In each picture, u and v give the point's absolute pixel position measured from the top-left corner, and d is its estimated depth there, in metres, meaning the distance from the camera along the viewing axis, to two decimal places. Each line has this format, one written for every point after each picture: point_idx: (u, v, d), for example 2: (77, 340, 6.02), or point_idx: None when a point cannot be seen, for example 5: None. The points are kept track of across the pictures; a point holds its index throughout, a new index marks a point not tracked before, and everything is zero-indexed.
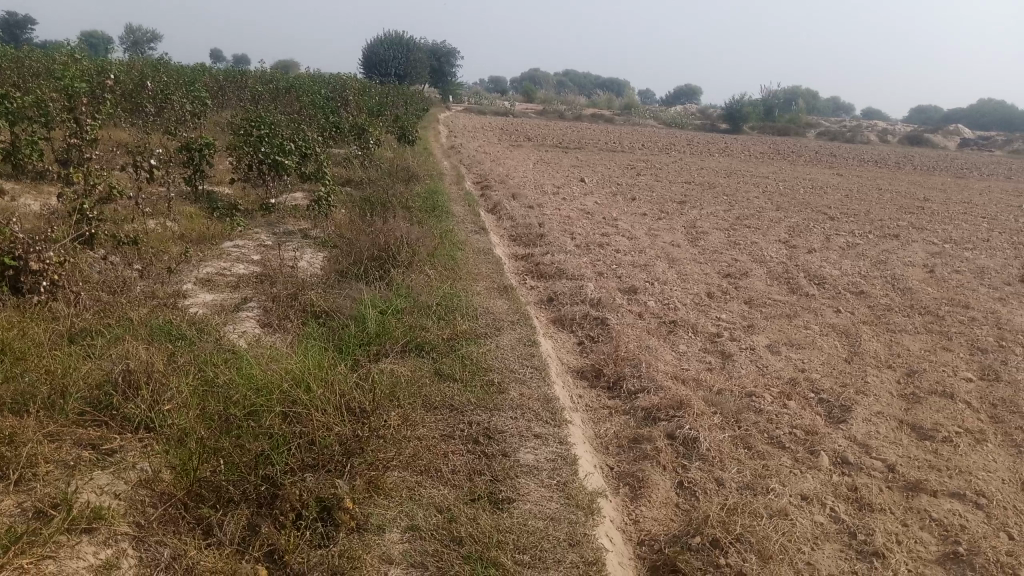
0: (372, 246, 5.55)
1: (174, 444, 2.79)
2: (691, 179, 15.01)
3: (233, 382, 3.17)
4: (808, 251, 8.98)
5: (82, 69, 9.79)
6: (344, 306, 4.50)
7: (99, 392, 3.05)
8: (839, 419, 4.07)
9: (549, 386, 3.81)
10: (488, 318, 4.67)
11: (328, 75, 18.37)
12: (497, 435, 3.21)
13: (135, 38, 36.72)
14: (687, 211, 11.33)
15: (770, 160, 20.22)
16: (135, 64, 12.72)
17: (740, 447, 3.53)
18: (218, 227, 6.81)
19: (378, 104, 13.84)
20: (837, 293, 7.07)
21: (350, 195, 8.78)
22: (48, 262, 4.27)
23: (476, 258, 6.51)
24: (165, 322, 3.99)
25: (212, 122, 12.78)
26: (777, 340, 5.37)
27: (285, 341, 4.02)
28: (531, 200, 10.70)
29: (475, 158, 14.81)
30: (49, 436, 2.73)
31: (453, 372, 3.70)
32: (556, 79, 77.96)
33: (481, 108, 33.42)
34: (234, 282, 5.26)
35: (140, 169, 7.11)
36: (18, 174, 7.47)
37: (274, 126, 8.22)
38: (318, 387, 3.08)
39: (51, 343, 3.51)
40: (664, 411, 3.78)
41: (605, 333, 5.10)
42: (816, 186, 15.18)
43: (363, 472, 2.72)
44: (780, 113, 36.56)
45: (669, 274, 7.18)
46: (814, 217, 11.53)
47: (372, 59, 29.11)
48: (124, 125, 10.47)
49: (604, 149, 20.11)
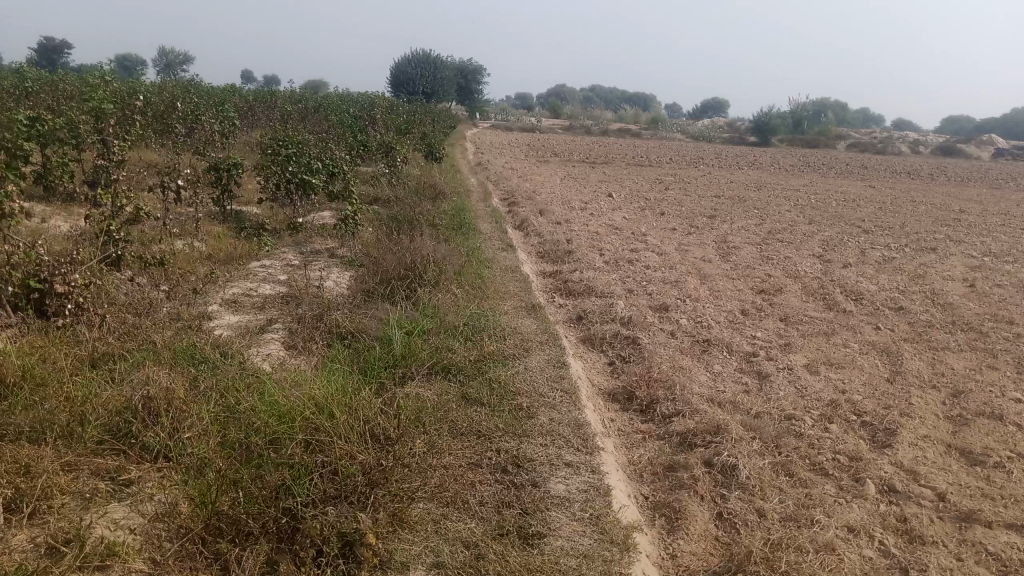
0: (398, 265, 5.46)
1: (192, 474, 2.70)
2: (721, 193, 14.83)
3: (255, 408, 3.08)
4: (843, 266, 8.78)
5: (114, 91, 9.88)
6: (370, 327, 4.42)
7: (119, 418, 2.98)
8: (884, 443, 3.89)
9: (579, 411, 3.68)
10: (516, 339, 4.56)
11: (357, 94, 18.47)
12: (526, 464, 3.09)
13: (168, 59, 37.47)
14: (718, 225, 11.17)
15: (801, 172, 19.95)
16: (166, 85, 12.85)
17: (781, 475, 3.38)
18: (245, 246, 6.78)
19: (406, 121, 13.85)
20: (875, 309, 6.87)
21: (377, 212, 8.74)
22: (74, 284, 4.24)
23: (504, 275, 6.41)
24: (189, 345, 3.92)
25: (241, 141, 12.86)
26: (815, 360, 5.20)
27: (310, 364, 3.94)
28: (558, 216, 10.60)
29: (502, 175, 14.76)
30: (66, 466, 2.66)
31: (481, 396, 3.58)
32: (582, 95, 78.06)
33: (508, 125, 33.42)
34: (260, 303, 5.20)
35: (168, 189, 7.12)
36: (49, 196, 7.52)
37: (301, 144, 8.21)
38: (342, 413, 2.99)
39: (73, 368, 3.45)
40: (700, 436, 3.63)
41: (637, 353, 4.97)
42: (849, 199, 14.93)
43: (387, 503, 2.61)
44: (810, 126, 36.19)
45: (701, 291, 7.03)
46: (848, 231, 11.31)
47: (400, 78, 29.26)
48: (154, 146, 10.55)
49: (632, 164, 19.99)
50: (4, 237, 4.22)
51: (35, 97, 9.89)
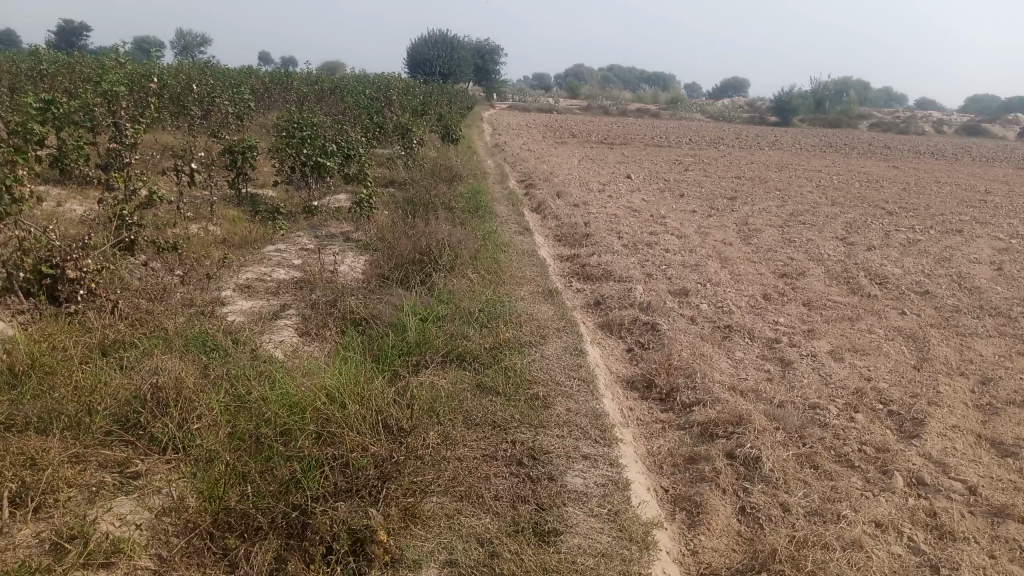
0: (413, 250, 5.38)
1: (201, 466, 2.64)
2: (742, 174, 14.62)
3: (266, 398, 3.01)
4: (867, 248, 8.60)
5: (129, 73, 9.82)
6: (384, 313, 4.34)
7: (128, 408, 2.92)
8: (911, 433, 3.78)
9: (597, 400, 3.59)
10: (533, 325, 4.47)
11: (373, 76, 18.36)
12: (543, 457, 3.00)
13: (185, 42, 37.53)
14: (738, 207, 11.00)
15: (822, 153, 19.65)
16: (182, 67, 12.78)
17: (805, 467, 3.28)
18: (259, 230, 6.73)
19: (422, 103, 13.74)
20: (900, 293, 6.72)
21: (393, 195, 8.66)
22: (85, 270, 4.18)
23: (520, 260, 6.31)
24: (200, 332, 3.85)
25: (257, 123, 12.80)
26: (840, 346, 5.07)
27: (323, 351, 3.87)
28: (576, 198, 10.48)
29: (519, 156, 14.63)
30: (72, 457, 2.60)
31: (496, 386, 3.50)
32: (601, 75, 77.40)
33: (526, 105, 33.19)
34: (274, 288, 5.14)
35: (182, 173, 7.06)
36: (65, 180, 7.48)
37: (316, 126, 8.12)
38: (353, 404, 2.91)
39: (83, 355, 3.40)
40: (722, 426, 3.54)
41: (656, 340, 4.86)
42: (872, 180, 14.67)
43: (400, 498, 2.53)
44: (831, 105, 35.69)
45: (722, 275, 6.90)
46: (872, 213, 11.10)
47: (417, 59, 29.11)
48: (170, 128, 10.50)
49: (651, 144, 19.78)
50: (15, 222, 4.17)
51: (51, 81, 9.86)
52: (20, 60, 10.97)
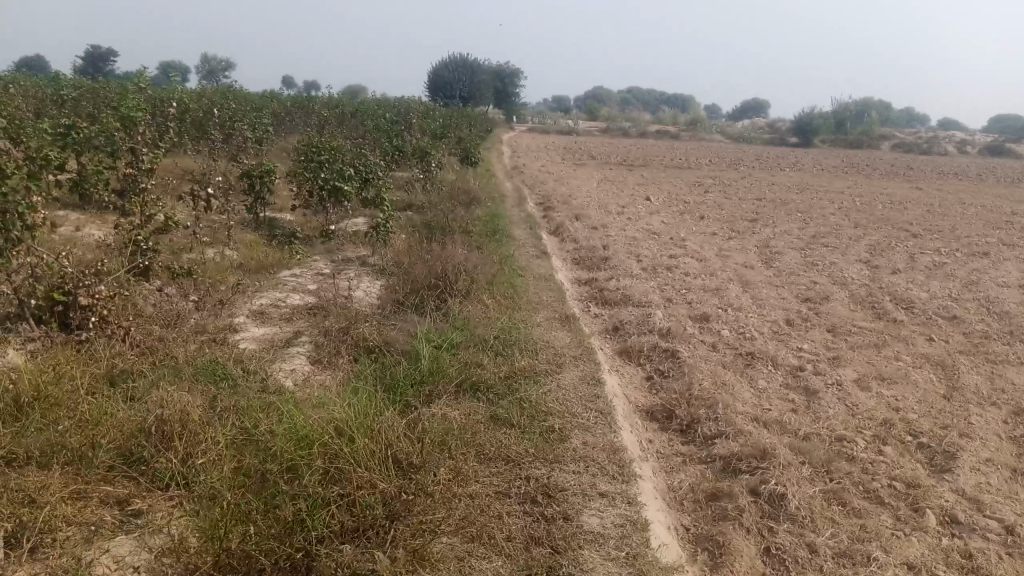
0: (428, 274, 5.30)
1: (204, 504, 2.55)
2: (763, 196, 14.48)
3: (274, 431, 2.92)
4: (892, 272, 8.44)
5: (150, 99, 9.87)
6: (398, 340, 4.26)
7: (132, 441, 2.84)
8: (943, 468, 3.64)
9: (615, 433, 3.48)
10: (549, 354, 4.37)
11: (393, 99, 18.43)
12: (558, 494, 2.89)
13: (209, 66, 38.04)
14: (759, 229, 10.87)
15: (844, 174, 19.47)
16: (204, 92, 12.88)
17: (833, 505, 3.15)
18: (276, 254, 6.69)
19: (441, 126, 13.74)
20: (927, 318, 6.56)
21: (410, 219, 8.61)
22: (98, 296, 4.06)
23: (538, 285, 6.22)
24: (211, 362, 3.78)
25: (277, 147, 12.84)
26: (866, 374, 4.93)
27: (335, 380, 3.79)
28: (594, 221, 10.39)
29: (538, 178, 14.58)
30: (73, 494, 2.52)
31: (511, 417, 3.40)
32: (621, 96, 77.51)
33: (545, 127, 33.22)
34: (288, 314, 5.07)
35: (199, 197, 7.04)
36: (83, 205, 7.49)
37: (334, 150, 8.09)
38: (362, 438, 2.82)
39: (90, 386, 3.33)
40: (745, 461, 3.41)
41: (676, 368, 4.75)
42: (896, 201, 14.49)
43: (408, 539, 2.42)
44: (853, 125, 35.45)
45: (744, 300, 6.77)
46: (896, 235, 10.93)
47: (437, 82, 29.24)
48: (190, 153, 10.54)
49: (671, 166, 19.69)
50: (28, 249, 4.13)
51: (73, 106, 9.92)
52: (44, 86, 11.08)
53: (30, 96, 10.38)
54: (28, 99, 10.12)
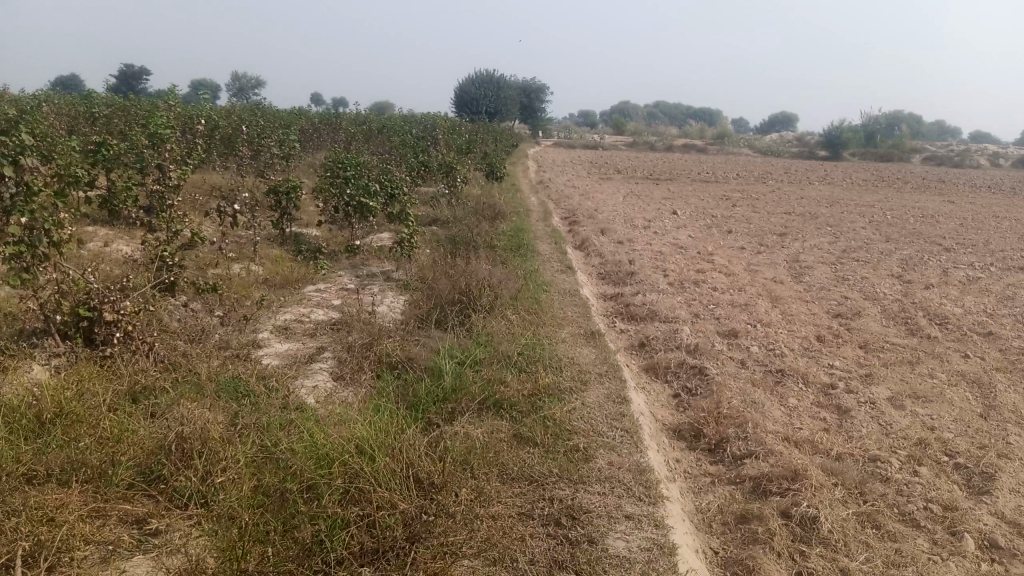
0: (452, 290, 5.27)
1: (222, 523, 2.51)
2: (791, 210, 14.33)
3: (294, 449, 2.88)
4: (925, 287, 8.28)
5: (179, 116, 9.98)
6: (420, 356, 4.22)
7: (152, 459, 2.81)
8: (981, 489, 3.52)
9: (641, 453, 3.40)
10: (574, 370, 4.30)
11: (419, 115, 18.53)
12: (582, 516, 2.82)
13: (239, 84, 38.61)
14: (788, 243, 10.74)
15: (873, 187, 19.23)
16: (233, 109, 13.01)
17: (866, 528, 3.05)
18: (302, 269, 6.70)
19: (467, 141, 13.77)
20: (962, 335, 6.41)
21: (436, 233, 8.60)
22: (123, 312, 4.04)
23: (562, 300, 6.16)
24: (233, 378, 3.75)
25: (305, 163, 12.93)
26: (900, 392, 4.81)
27: (357, 396, 3.75)
28: (621, 235, 10.31)
29: (564, 193, 14.55)
30: (91, 512, 2.49)
31: (534, 436, 3.33)
32: (647, 110, 77.49)
33: (572, 142, 33.23)
34: (312, 330, 5.05)
35: (226, 213, 7.07)
36: (112, 221, 7.56)
37: (359, 166, 8.11)
38: (383, 457, 2.77)
39: (113, 402, 3.31)
40: (776, 482, 3.32)
41: (704, 385, 4.66)
42: (928, 215, 14.26)
43: (427, 562, 2.36)
44: (883, 138, 35.10)
45: (773, 315, 6.66)
46: (928, 248, 10.74)
47: (463, 98, 29.38)
48: (218, 169, 10.63)
49: (698, 180, 19.59)
50: (55, 266, 4.14)
51: (105, 123, 10.05)
52: (77, 104, 11.26)
53: (63, 114, 10.54)
54: (60, 117, 10.27)
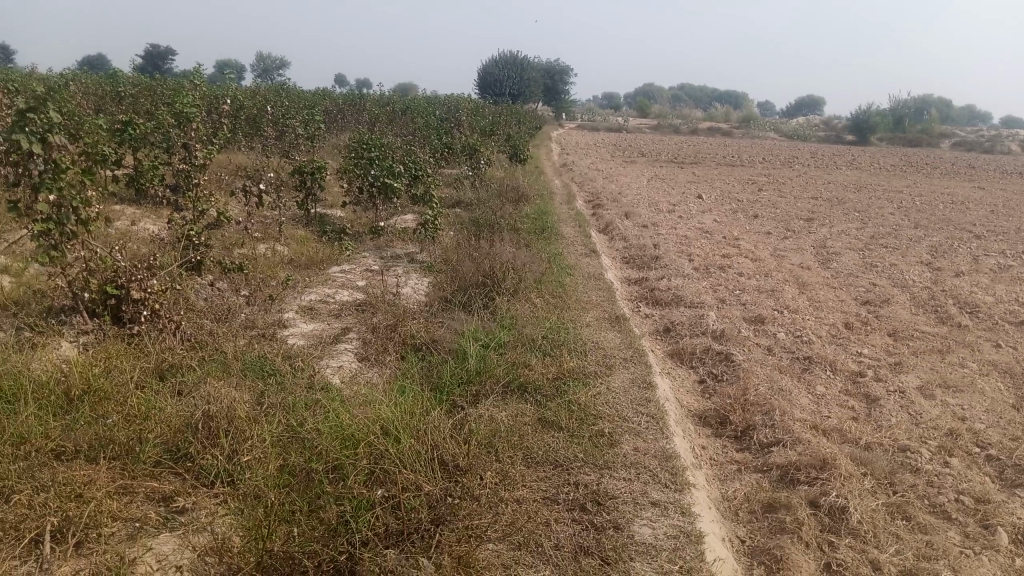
0: (477, 272, 5.24)
1: (248, 502, 2.51)
2: (818, 195, 14.14)
3: (319, 429, 2.87)
4: (955, 274, 8.15)
5: (205, 96, 10.00)
6: (445, 338, 4.21)
7: (179, 437, 2.82)
8: (1014, 482, 3.46)
9: (667, 439, 3.37)
10: (599, 354, 4.27)
11: (443, 96, 18.47)
12: (608, 502, 2.80)
13: (263, 65, 38.74)
14: (815, 229, 10.60)
15: (902, 172, 18.95)
16: (258, 89, 13.03)
17: (896, 519, 3.01)
18: (326, 250, 6.70)
19: (491, 123, 13.71)
20: (993, 323, 6.31)
21: (460, 215, 8.58)
22: (149, 291, 4.06)
23: (586, 284, 6.13)
24: (259, 358, 3.76)
25: (329, 144, 12.94)
26: (930, 381, 4.74)
27: (382, 377, 3.75)
28: (645, 219, 10.23)
29: (588, 176, 14.47)
30: (118, 489, 2.51)
31: (559, 420, 3.31)
32: (672, 93, 76.89)
33: (595, 125, 33.05)
34: (336, 310, 5.04)
35: (251, 193, 7.08)
36: (139, 200, 7.60)
37: (384, 147, 8.09)
38: (407, 439, 2.76)
39: (140, 380, 3.33)
40: (804, 471, 3.28)
41: (730, 372, 4.61)
42: (958, 201, 14.04)
43: (452, 545, 2.35)
44: (912, 122, 34.57)
45: (800, 301, 6.59)
46: (958, 235, 10.57)
47: (487, 80, 29.27)
48: (243, 149, 10.65)
49: (723, 164, 19.40)
50: (82, 243, 4.16)
51: (132, 102, 10.10)
52: (105, 82, 11.31)
53: (90, 93, 10.59)
54: (88, 96, 10.33)
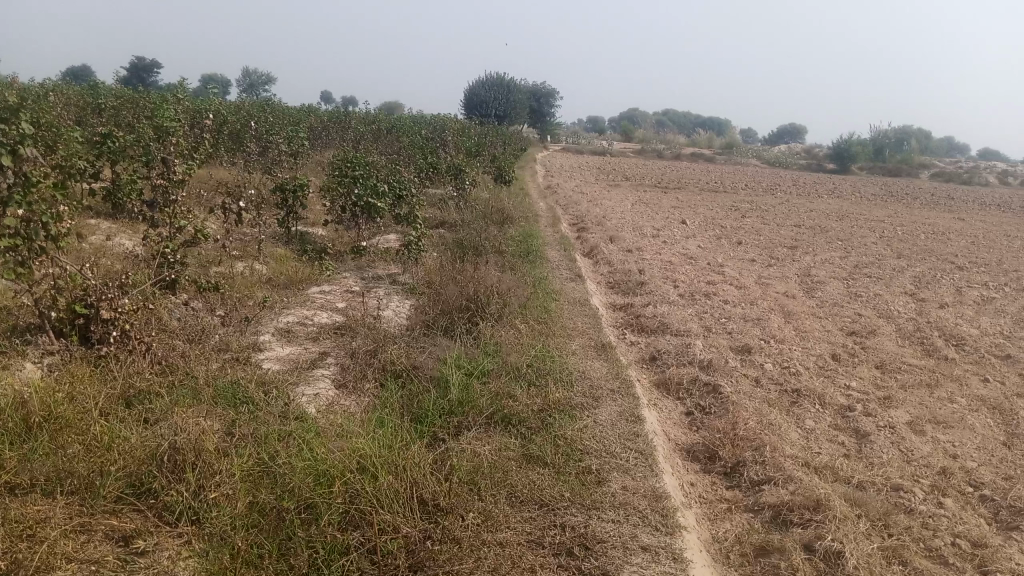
0: (460, 296, 5.11)
1: (213, 543, 2.35)
2: (801, 223, 14.14)
3: (292, 464, 2.73)
4: (939, 306, 8.13)
5: (186, 110, 9.84)
6: (427, 365, 4.07)
7: (143, 470, 2.66)
8: (1010, 525, 3.36)
9: (656, 477, 3.25)
10: (585, 385, 4.15)
11: (429, 116, 18.40)
12: (596, 546, 2.67)
13: (248, 80, 38.70)
14: (799, 257, 10.57)
15: (883, 202, 19.07)
16: (242, 104, 12.89)
17: (893, 564, 2.89)
18: (306, 270, 6.55)
19: (476, 143, 13.65)
20: (979, 357, 6.26)
21: (443, 237, 8.46)
22: (120, 310, 3.88)
23: (572, 309, 6.01)
24: (232, 384, 3.60)
25: (312, 162, 12.82)
26: (920, 416, 4.65)
27: (360, 406, 3.61)
28: (630, 244, 10.16)
29: (572, 199, 14.42)
30: (75, 527, 2.35)
31: (545, 456, 3.18)
32: (657, 118, 77.45)
33: (580, 148, 33.09)
34: (314, 333, 4.88)
35: (231, 210, 6.93)
36: (116, 215, 7.42)
37: (368, 165, 7.95)
38: (385, 476, 2.63)
39: (104, 407, 3.16)
40: (797, 513, 3.16)
41: (719, 405, 4.50)
42: (939, 232, 14.11)
43: None
44: (892, 152, 34.95)
45: (786, 331, 6.51)
46: (941, 266, 10.58)
47: (473, 100, 29.28)
48: (224, 165, 10.46)
49: (707, 189, 19.44)
50: (51, 260, 3.97)
51: (112, 115, 9.91)
52: (85, 94, 11.13)
53: (69, 104, 10.41)
54: (68, 107, 10.15)
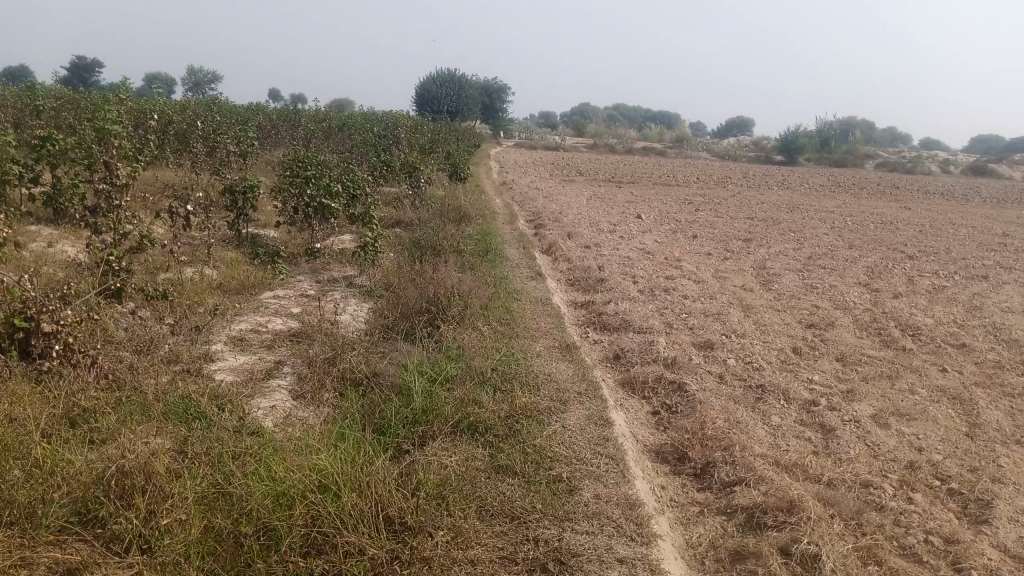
0: (420, 298, 4.98)
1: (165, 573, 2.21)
2: (755, 215, 14.26)
3: (250, 484, 2.59)
4: (893, 295, 8.22)
5: (130, 111, 9.50)
6: (388, 372, 3.94)
7: (88, 497, 2.50)
8: (979, 518, 3.36)
9: (628, 483, 3.18)
10: (552, 389, 4.06)
11: (381, 113, 18.17)
12: (571, 560, 2.59)
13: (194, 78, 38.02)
14: (754, 249, 10.62)
15: (833, 193, 19.35)
16: (188, 103, 12.54)
17: (869, 565, 2.86)
18: (259, 274, 6.36)
19: (430, 141, 13.48)
20: (935, 347, 6.31)
21: (399, 236, 8.31)
22: (62, 323, 3.67)
23: (533, 309, 5.92)
24: (184, 398, 3.43)
25: (261, 162, 12.52)
26: (884, 409, 4.65)
27: (320, 418, 3.48)
28: (587, 239, 10.11)
29: (528, 195, 14.33)
30: (15, 561, 2.18)
31: (514, 465, 3.10)
32: (609, 112, 77.94)
33: (533, 143, 33.00)
34: (269, 341, 4.71)
35: (179, 214, 6.69)
36: (57, 220, 7.12)
37: (321, 165, 7.74)
38: (349, 495, 2.52)
39: (45, 429, 2.98)
40: (770, 515, 3.12)
41: (685, 403, 4.45)
42: (887, 221, 14.32)
43: None
44: (839, 143, 35.54)
45: (747, 325, 6.51)
46: (892, 256, 10.71)
47: (424, 97, 28.99)
48: (170, 166, 10.16)
49: (660, 183, 19.54)
50: None
51: (52, 116, 9.53)
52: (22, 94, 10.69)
53: (6, 105, 10.01)
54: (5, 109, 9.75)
